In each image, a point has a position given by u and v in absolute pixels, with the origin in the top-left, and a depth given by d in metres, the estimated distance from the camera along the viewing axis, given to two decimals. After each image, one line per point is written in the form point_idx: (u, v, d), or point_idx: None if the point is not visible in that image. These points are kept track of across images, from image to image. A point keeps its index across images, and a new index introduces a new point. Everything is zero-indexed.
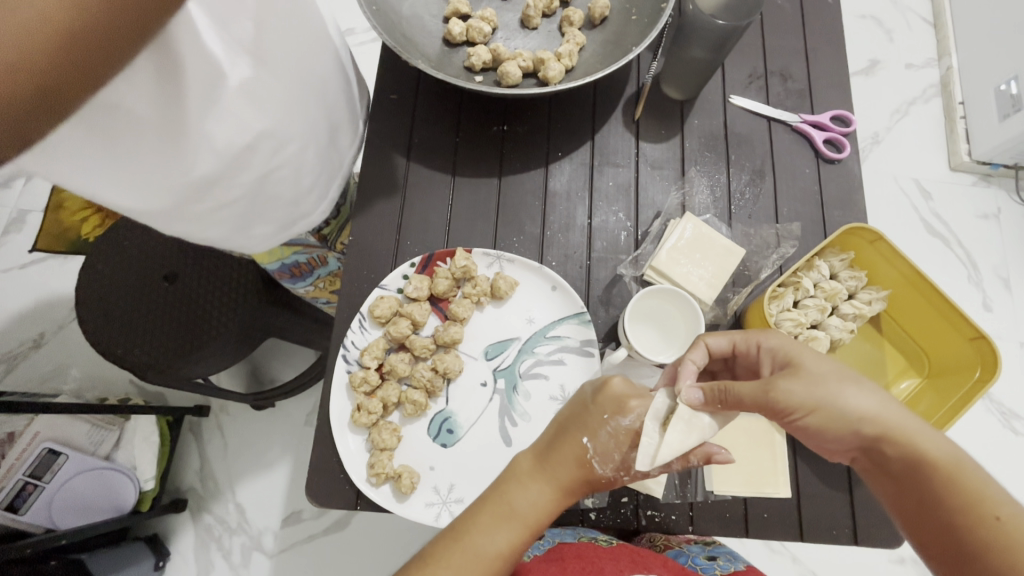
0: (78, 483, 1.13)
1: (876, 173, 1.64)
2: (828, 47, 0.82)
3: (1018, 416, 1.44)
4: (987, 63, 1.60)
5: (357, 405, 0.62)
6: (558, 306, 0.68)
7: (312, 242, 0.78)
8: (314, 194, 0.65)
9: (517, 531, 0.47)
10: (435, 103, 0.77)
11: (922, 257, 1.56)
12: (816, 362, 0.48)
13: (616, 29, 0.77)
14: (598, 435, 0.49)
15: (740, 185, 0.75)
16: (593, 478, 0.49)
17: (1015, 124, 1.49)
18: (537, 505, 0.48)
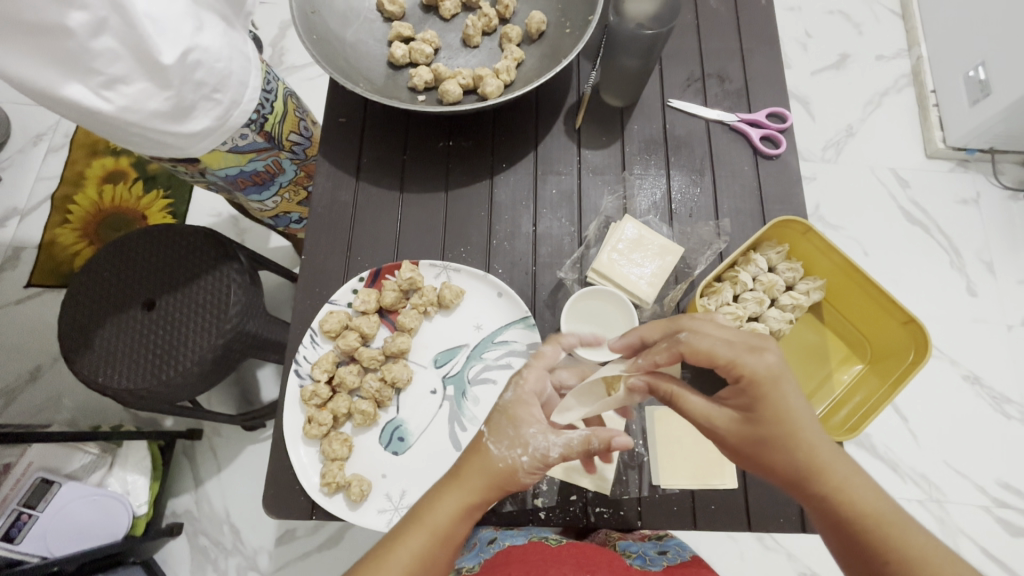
0: (75, 507, 1.15)
1: (853, 164, 1.64)
2: (765, 46, 0.84)
3: (1011, 401, 1.43)
4: (956, 50, 1.61)
5: (308, 417, 0.64)
6: (504, 311, 0.70)
7: (259, 142, 0.80)
8: (236, 83, 0.67)
9: (423, 538, 0.49)
10: (383, 124, 0.80)
11: (904, 246, 1.57)
12: (775, 393, 0.50)
13: (553, 42, 0.80)
14: (502, 429, 0.53)
15: (680, 186, 0.77)
16: (498, 480, 0.51)
17: (986, 108, 1.50)
18: (440, 513, 0.50)
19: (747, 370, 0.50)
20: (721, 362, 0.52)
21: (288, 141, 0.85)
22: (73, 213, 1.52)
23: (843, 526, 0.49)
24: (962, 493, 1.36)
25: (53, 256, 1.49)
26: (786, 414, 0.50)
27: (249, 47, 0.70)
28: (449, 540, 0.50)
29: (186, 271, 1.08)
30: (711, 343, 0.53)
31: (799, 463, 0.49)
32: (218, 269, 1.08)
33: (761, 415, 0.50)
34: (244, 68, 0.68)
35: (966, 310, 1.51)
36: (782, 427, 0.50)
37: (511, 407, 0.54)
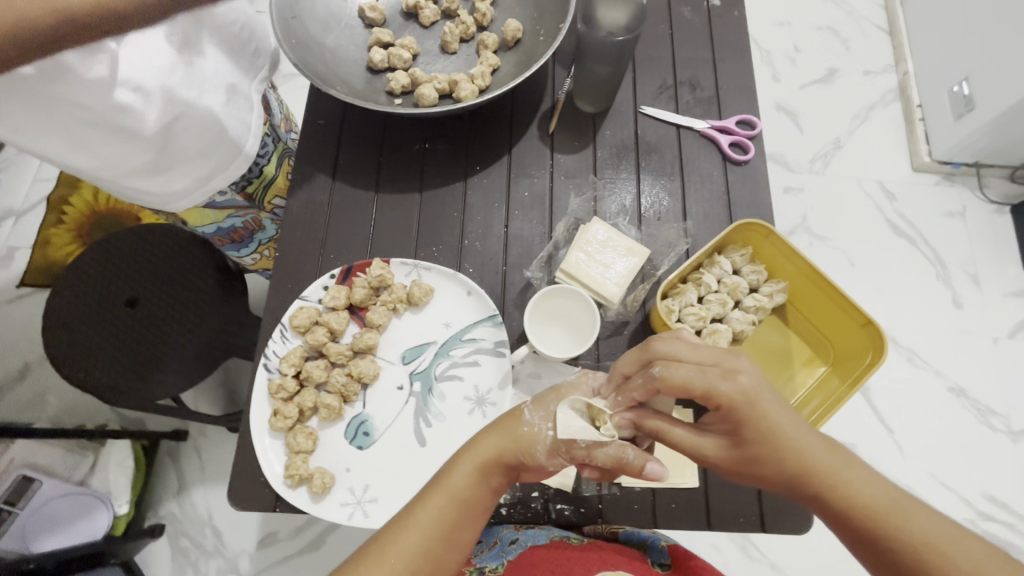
0: (53, 507, 1.16)
1: (839, 177, 1.65)
2: (738, 55, 0.86)
3: (996, 413, 1.43)
4: (942, 66, 1.63)
5: (274, 410, 0.65)
6: (473, 310, 0.71)
7: (239, 201, 0.89)
8: (226, 150, 0.75)
9: (441, 501, 0.54)
10: (361, 126, 0.81)
11: (891, 257, 1.57)
12: (758, 413, 0.50)
13: (528, 50, 0.82)
14: (546, 401, 0.59)
15: (650, 191, 0.78)
16: (519, 446, 0.56)
17: (970, 122, 1.53)
18: (460, 477, 0.55)
19: (723, 394, 0.50)
20: (696, 392, 0.51)
21: (269, 203, 0.95)
22: (68, 214, 1.54)
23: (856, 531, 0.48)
24: (949, 506, 1.35)
25: (47, 256, 1.50)
26: (772, 429, 0.50)
27: (253, 115, 0.77)
28: (468, 503, 0.55)
29: (172, 270, 1.10)
30: (683, 372, 0.52)
31: (788, 470, 0.50)
32: (203, 270, 1.10)
33: (746, 435, 0.51)
34: (238, 135, 0.75)
35: (951, 321, 1.51)
36: (769, 444, 0.50)
37: (563, 386, 0.60)
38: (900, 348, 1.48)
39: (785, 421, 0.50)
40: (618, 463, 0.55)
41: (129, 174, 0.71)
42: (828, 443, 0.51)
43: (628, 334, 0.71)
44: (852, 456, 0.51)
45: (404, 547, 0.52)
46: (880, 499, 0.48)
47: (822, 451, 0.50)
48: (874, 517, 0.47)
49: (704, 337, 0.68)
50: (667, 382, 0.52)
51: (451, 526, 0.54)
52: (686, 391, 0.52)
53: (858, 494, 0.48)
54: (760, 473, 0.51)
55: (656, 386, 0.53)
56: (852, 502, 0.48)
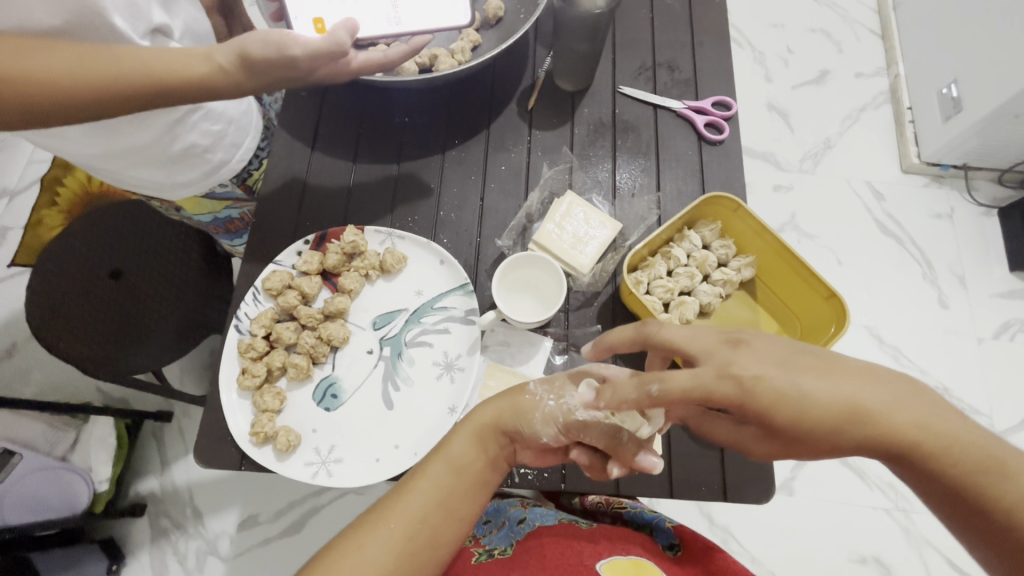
0: (32, 483, 1.09)
1: (830, 176, 1.58)
2: (715, 40, 0.87)
3: (980, 413, 1.36)
4: (932, 68, 1.55)
5: (243, 368, 0.66)
6: (445, 279, 0.72)
7: (238, 193, 0.91)
8: (229, 145, 0.81)
9: (441, 468, 0.54)
10: (343, 99, 0.83)
11: (880, 260, 1.50)
12: (777, 391, 0.44)
13: (509, 28, 0.83)
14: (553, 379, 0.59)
15: (627, 167, 0.79)
16: (518, 415, 0.56)
17: (958, 124, 1.45)
18: (458, 445, 0.55)
19: (728, 392, 0.45)
20: (703, 399, 0.45)
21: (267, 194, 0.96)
22: (61, 196, 1.52)
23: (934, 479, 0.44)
24: None
25: (39, 236, 1.49)
26: (805, 402, 0.44)
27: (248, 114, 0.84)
28: (466, 471, 0.55)
29: (157, 246, 1.10)
30: (680, 375, 0.47)
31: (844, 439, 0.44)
32: (189, 247, 1.11)
33: (770, 416, 0.45)
34: (237, 131, 0.82)
35: (936, 322, 1.44)
36: (813, 419, 0.44)
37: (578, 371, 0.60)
38: (885, 346, 1.42)
39: (819, 387, 0.44)
40: (613, 443, 0.55)
41: (133, 166, 0.77)
42: (880, 387, 0.45)
43: (597, 306, 0.72)
44: (905, 398, 0.45)
45: (403, 514, 0.52)
46: (952, 438, 0.44)
47: (874, 397, 0.45)
48: (948, 461, 0.44)
49: (672, 309, 0.69)
50: (668, 399, 0.46)
51: (449, 497, 0.54)
52: (691, 401, 0.46)
53: (925, 438, 0.44)
54: (812, 447, 0.45)
55: (654, 404, 0.47)
56: (924, 450, 0.44)
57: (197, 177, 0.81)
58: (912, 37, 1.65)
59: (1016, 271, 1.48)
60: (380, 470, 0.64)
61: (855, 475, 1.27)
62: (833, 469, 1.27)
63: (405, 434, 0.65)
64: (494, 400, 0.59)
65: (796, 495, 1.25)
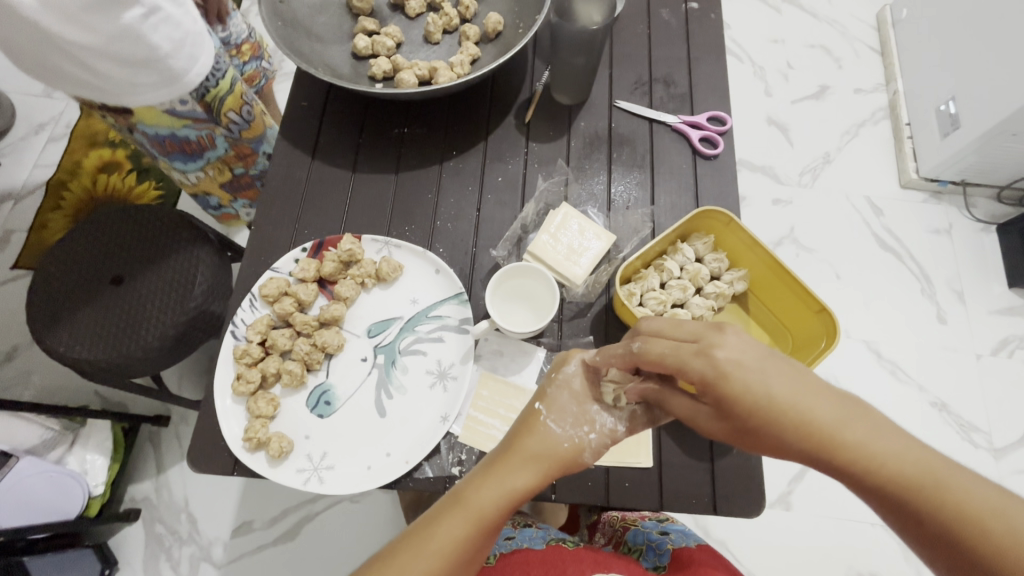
0: (30, 485, 1.10)
1: (829, 191, 1.59)
2: (711, 57, 0.89)
3: (979, 430, 1.36)
4: (930, 86, 1.57)
5: (238, 374, 0.67)
6: (440, 288, 0.73)
7: (198, 111, 0.85)
8: (189, 54, 0.75)
9: (464, 521, 0.49)
10: (344, 110, 0.84)
11: (878, 275, 1.50)
12: (747, 374, 0.46)
13: (507, 42, 0.85)
14: (566, 407, 0.55)
15: (622, 180, 0.80)
16: (554, 459, 0.53)
17: (956, 140, 1.45)
18: (486, 500, 0.50)
19: (699, 371, 0.47)
20: (672, 371, 0.49)
21: (226, 117, 0.90)
22: (66, 200, 1.54)
23: (889, 502, 0.43)
24: None
25: (42, 239, 1.50)
26: (758, 397, 0.46)
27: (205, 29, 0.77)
28: (491, 527, 0.50)
29: (159, 251, 1.11)
30: (658, 345, 0.50)
31: (800, 441, 0.45)
32: (189, 252, 1.11)
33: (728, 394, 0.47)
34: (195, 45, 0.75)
35: (934, 338, 1.44)
36: (761, 417, 0.46)
37: (572, 381, 0.57)
38: (883, 360, 1.42)
39: (778, 390, 0.46)
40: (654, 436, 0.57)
41: (73, 63, 0.68)
42: (836, 400, 0.46)
43: (591, 316, 0.72)
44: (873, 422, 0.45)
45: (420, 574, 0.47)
46: (913, 463, 0.43)
47: (826, 408, 0.45)
48: (906, 486, 0.42)
49: None
50: (647, 355, 0.50)
51: (468, 550, 0.49)
52: (664, 367, 0.50)
53: (879, 456, 0.43)
54: (760, 446, 0.47)
55: (635, 359, 0.51)
56: (875, 471, 0.43)
57: (156, 83, 0.74)
58: (910, 53, 1.66)
59: (1015, 287, 1.48)
60: (371, 478, 0.64)
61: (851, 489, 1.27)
62: (830, 483, 1.27)
63: (398, 442, 0.66)
64: (522, 446, 0.53)
65: (794, 510, 1.25)
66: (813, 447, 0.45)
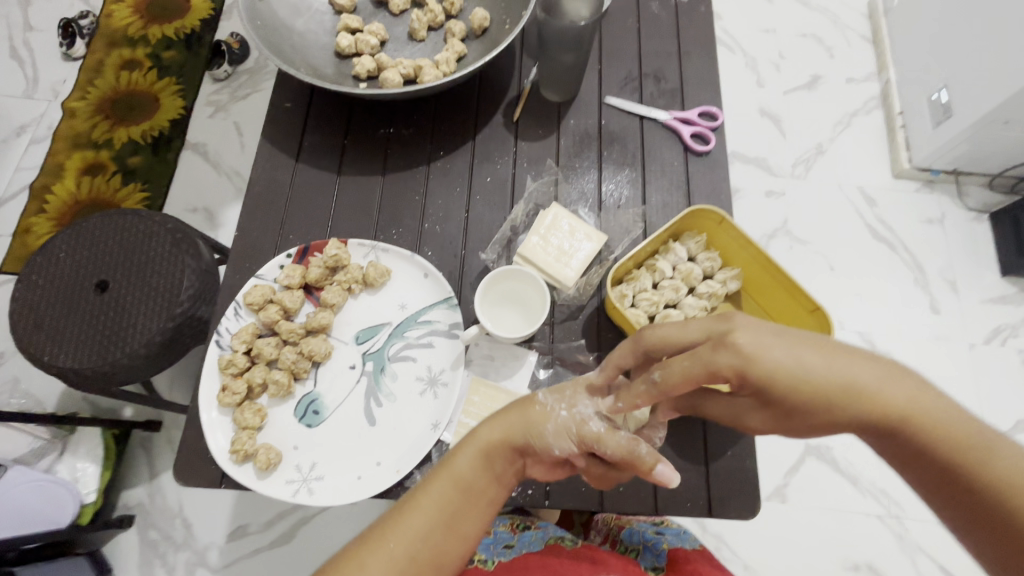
0: (24, 494, 1.10)
1: (823, 182, 1.58)
2: (700, 50, 0.87)
3: (972, 418, 1.36)
4: (922, 74, 1.56)
5: (223, 386, 0.65)
6: (429, 292, 0.71)
7: None
8: None
9: (443, 484, 0.52)
10: (327, 111, 0.82)
11: (871, 266, 1.49)
12: (772, 359, 0.47)
13: (494, 38, 0.83)
14: (562, 388, 0.56)
15: (612, 178, 0.79)
16: (528, 427, 0.53)
17: (948, 130, 1.45)
18: (461, 461, 0.52)
19: (730, 364, 0.47)
20: (702, 378, 0.48)
21: None
22: (49, 203, 1.51)
23: (906, 449, 0.47)
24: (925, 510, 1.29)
25: (25, 245, 1.47)
26: (790, 377, 0.47)
27: None
28: (471, 489, 0.52)
29: (144, 256, 1.08)
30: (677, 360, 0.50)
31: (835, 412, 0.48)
32: (172, 255, 1.08)
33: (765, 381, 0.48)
34: None
35: (927, 327, 1.44)
36: (801, 393, 0.47)
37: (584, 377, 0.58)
38: (877, 351, 1.42)
39: (816, 364, 0.48)
40: (629, 455, 0.52)
41: None
42: (864, 367, 0.48)
43: (583, 318, 0.71)
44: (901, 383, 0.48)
45: (408, 529, 0.50)
46: (931, 418, 0.47)
47: (853, 370, 0.48)
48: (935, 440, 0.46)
49: (657, 322, 0.69)
50: (669, 385, 0.49)
51: (449, 515, 0.51)
52: (694, 382, 0.49)
53: (913, 411, 0.47)
54: (794, 418, 0.49)
55: (658, 391, 0.50)
56: (901, 426, 0.47)
57: None
58: (902, 42, 1.65)
59: (1008, 275, 1.48)
60: (361, 488, 0.63)
61: (847, 480, 1.27)
62: (824, 476, 1.27)
63: (387, 451, 0.65)
64: (501, 413, 0.55)
65: (789, 502, 1.25)
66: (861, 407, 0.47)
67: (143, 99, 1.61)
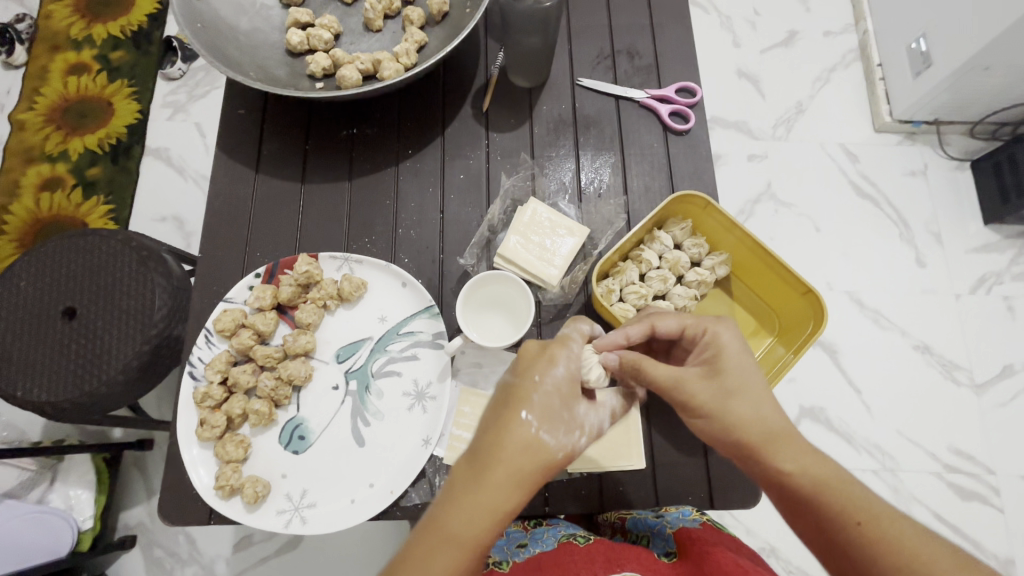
0: (11, 529, 1.06)
1: (805, 142, 1.55)
2: (674, 20, 0.82)
3: (961, 367, 1.38)
4: (900, 22, 1.52)
5: (201, 420, 0.63)
6: (409, 302, 0.68)
7: None
8: None
9: (455, 551, 0.44)
10: (284, 115, 0.77)
11: (858, 222, 1.48)
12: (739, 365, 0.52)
13: (456, 23, 0.78)
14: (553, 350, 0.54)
15: (590, 165, 0.76)
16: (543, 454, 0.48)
17: (928, 81, 1.42)
18: (477, 517, 0.45)
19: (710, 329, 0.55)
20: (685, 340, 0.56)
21: None
22: (9, 224, 1.43)
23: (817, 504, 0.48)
24: (916, 461, 1.31)
25: None
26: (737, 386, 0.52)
27: None
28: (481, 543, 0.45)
29: (111, 278, 1.02)
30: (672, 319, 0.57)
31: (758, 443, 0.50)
32: (140, 274, 1.02)
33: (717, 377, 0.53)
34: None
35: (914, 281, 1.44)
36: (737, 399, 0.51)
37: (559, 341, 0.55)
38: (866, 309, 1.42)
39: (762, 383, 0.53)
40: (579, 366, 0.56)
41: None
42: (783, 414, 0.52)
43: (570, 317, 0.69)
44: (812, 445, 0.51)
45: None
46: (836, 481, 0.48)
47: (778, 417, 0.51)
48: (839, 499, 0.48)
49: None
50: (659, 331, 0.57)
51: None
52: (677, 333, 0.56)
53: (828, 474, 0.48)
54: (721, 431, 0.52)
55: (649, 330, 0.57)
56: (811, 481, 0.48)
57: None
58: None
59: (991, 223, 1.48)
60: (355, 512, 0.61)
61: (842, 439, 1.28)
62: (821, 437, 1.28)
63: (380, 472, 0.63)
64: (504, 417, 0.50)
65: None
66: (762, 440, 0.50)
67: (95, 105, 1.52)
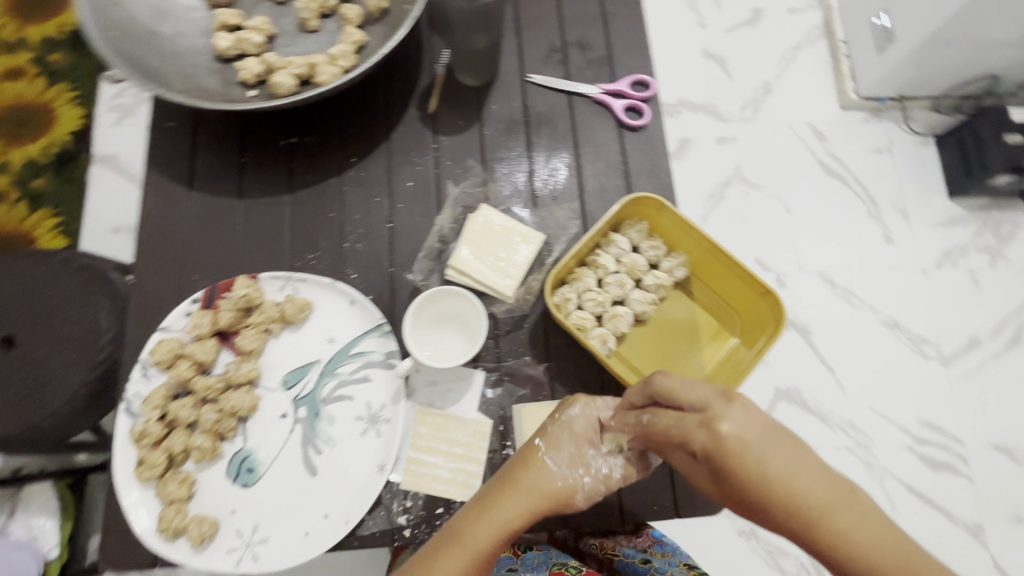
0: None
1: (773, 122, 1.52)
2: (625, 8, 0.79)
3: (928, 342, 1.39)
4: None
5: (140, 459, 0.59)
6: (358, 321, 0.65)
7: None
8: None
9: (461, 559, 0.50)
10: (218, 126, 0.73)
11: (826, 201, 1.47)
12: (760, 449, 0.46)
13: (395, 19, 0.73)
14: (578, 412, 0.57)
15: (544, 166, 0.73)
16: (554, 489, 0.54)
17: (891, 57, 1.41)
18: (484, 534, 0.51)
19: (702, 443, 0.47)
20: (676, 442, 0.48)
21: None
22: None
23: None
24: (887, 435, 1.33)
25: None
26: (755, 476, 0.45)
27: None
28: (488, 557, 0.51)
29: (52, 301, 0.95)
30: (665, 416, 0.50)
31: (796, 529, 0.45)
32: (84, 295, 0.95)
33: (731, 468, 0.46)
34: None
35: (882, 258, 1.44)
36: (764, 488, 0.45)
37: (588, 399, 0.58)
38: (836, 289, 1.42)
39: (779, 470, 0.45)
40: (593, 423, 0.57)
41: None
42: (824, 479, 0.45)
43: (528, 327, 0.66)
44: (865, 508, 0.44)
45: None
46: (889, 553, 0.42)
47: (814, 488, 0.45)
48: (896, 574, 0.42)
49: (605, 323, 0.66)
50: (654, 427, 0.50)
51: None
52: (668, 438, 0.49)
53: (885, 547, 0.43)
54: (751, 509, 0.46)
55: (643, 430, 0.51)
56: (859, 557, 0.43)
57: None
58: None
59: (955, 198, 1.48)
60: (310, 545, 0.59)
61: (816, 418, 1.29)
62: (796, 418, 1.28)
63: (334, 502, 0.60)
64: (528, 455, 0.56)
65: None
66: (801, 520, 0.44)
67: (30, 112, 1.43)
